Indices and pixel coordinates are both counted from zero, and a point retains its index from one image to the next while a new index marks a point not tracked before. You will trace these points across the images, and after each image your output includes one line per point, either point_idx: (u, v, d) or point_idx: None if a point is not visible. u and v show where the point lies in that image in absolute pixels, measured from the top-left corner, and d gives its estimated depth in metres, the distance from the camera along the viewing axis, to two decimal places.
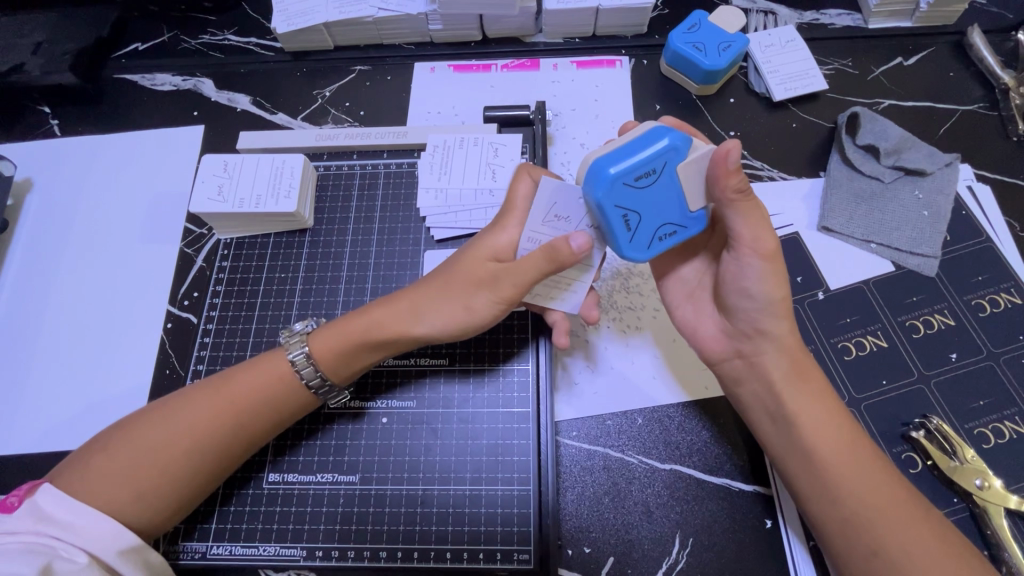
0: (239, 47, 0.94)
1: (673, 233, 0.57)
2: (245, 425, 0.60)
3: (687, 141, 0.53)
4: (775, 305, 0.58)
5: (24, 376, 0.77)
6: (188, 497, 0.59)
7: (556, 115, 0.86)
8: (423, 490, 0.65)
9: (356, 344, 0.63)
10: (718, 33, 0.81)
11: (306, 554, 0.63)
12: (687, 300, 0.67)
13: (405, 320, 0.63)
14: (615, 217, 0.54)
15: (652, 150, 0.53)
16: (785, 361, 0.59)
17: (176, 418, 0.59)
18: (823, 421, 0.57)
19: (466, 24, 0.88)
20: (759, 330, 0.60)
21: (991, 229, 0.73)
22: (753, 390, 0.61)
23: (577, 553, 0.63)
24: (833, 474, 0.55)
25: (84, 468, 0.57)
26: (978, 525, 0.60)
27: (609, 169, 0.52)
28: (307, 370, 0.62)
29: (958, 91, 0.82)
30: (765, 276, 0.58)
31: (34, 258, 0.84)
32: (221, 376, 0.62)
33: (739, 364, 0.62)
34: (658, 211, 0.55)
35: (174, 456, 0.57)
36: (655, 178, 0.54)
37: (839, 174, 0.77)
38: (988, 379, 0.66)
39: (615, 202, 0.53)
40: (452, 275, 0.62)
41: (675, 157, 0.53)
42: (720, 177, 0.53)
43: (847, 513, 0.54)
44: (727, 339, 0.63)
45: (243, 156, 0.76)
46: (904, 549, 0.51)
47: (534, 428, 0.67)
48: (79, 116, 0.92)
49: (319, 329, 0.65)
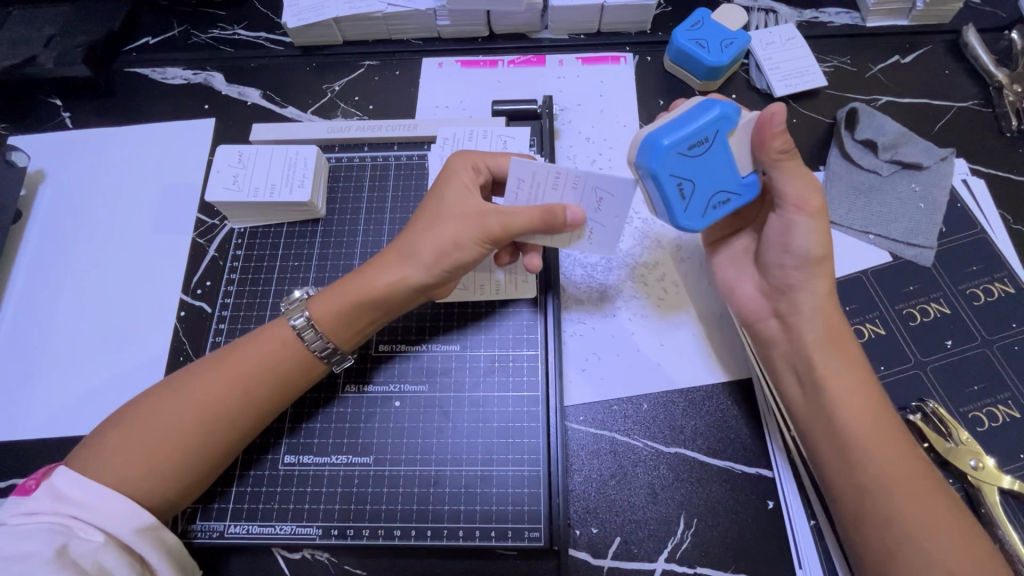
0: (250, 42, 0.96)
1: (728, 199, 0.61)
2: (252, 395, 0.61)
3: (736, 110, 0.57)
4: (814, 261, 0.62)
5: (39, 363, 0.78)
6: (201, 469, 0.60)
7: (562, 110, 0.88)
8: (435, 471, 0.66)
9: (355, 307, 0.63)
10: (720, 30, 0.83)
11: (321, 533, 0.64)
12: (730, 262, 0.72)
13: (392, 262, 0.64)
14: (673, 185, 0.57)
15: (705, 119, 0.56)
16: (820, 324, 0.63)
17: (186, 387, 0.60)
18: (843, 390, 0.59)
19: (473, 20, 0.90)
20: (793, 285, 0.64)
21: (985, 221, 0.75)
22: (783, 350, 0.65)
23: (584, 533, 0.65)
24: (860, 440, 0.57)
25: (100, 446, 0.58)
26: (973, 504, 0.62)
27: (666, 139, 0.56)
28: (310, 337, 0.64)
29: (953, 88, 0.85)
30: (811, 232, 0.62)
31: (47, 248, 0.85)
32: (226, 350, 0.64)
33: (776, 324, 0.66)
34: (711, 178, 0.59)
35: (186, 429, 0.59)
36: (708, 146, 0.57)
37: (837, 168, 0.79)
38: (982, 365, 0.68)
39: (672, 170, 0.57)
40: (437, 212, 0.64)
41: (725, 125, 0.57)
42: (767, 137, 0.58)
43: (863, 481, 0.56)
44: (764, 298, 0.67)
45: (256, 147, 0.77)
46: (913, 515, 0.53)
47: (544, 412, 0.68)
48: (90, 109, 0.93)
49: (317, 295, 0.66)
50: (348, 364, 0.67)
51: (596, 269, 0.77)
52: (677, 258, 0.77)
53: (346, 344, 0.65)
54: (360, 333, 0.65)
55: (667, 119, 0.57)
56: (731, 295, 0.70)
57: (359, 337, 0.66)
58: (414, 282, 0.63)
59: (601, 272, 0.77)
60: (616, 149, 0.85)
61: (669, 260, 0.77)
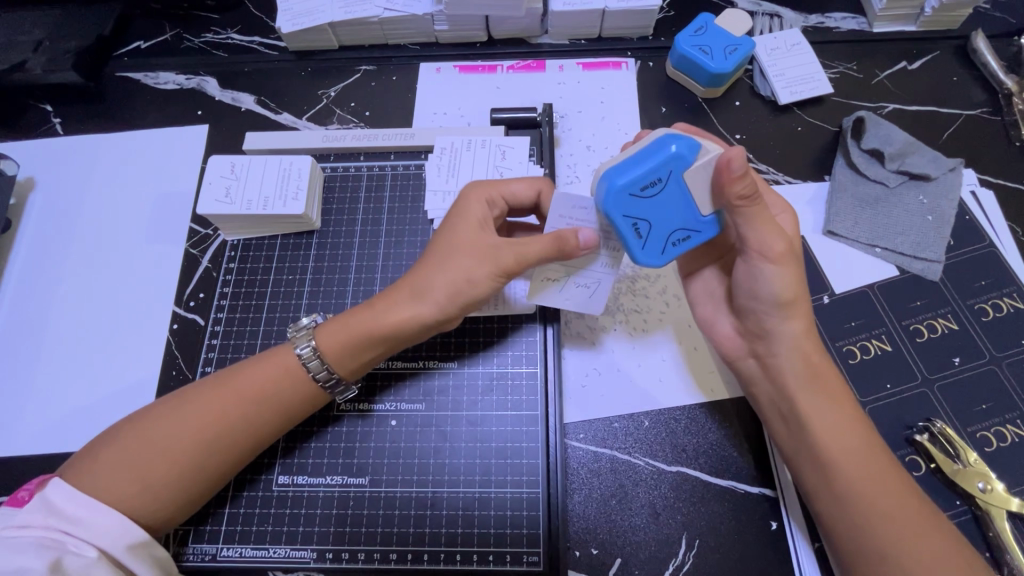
0: (244, 46, 0.94)
1: (687, 237, 0.58)
2: (252, 424, 0.60)
3: (687, 151, 0.54)
4: (784, 306, 0.59)
5: (30, 377, 0.76)
6: (195, 492, 0.58)
7: (562, 117, 0.86)
8: (433, 492, 0.65)
9: (363, 339, 0.62)
10: (725, 37, 0.81)
11: (315, 556, 0.63)
12: (708, 297, 0.69)
13: (401, 296, 0.62)
14: (626, 226, 0.56)
15: (658, 160, 0.54)
16: (799, 367, 0.60)
17: (187, 411, 0.59)
18: (833, 436, 0.57)
19: (472, 25, 0.88)
20: (766, 329, 0.62)
21: (994, 233, 0.74)
22: (766, 391, 0.63)
23: (583, 554, 0.64)
24: (856, 488, 0.55)
25: (93, 461, 0.57)
26: (981, 528, 0.61)
27: (616, 182, 0.54)
28: (315, 365, 0.62)
29: (962, 96, 0.83)
30: (779, 279, 0.59)
31: (38, 259, 0.83)
32: (230, 371, 0.62)
33: (755, 364, 0.64)
34: (668, 217, 0.56)
35: (183, 454, 0.57)
36: (661, 186, 0.55)
37: (843, 178, 0.77)
38: (990, 383, 0.67)
39: (625, 211, 0.55)
40: (451, 247, 0.63)
41: (678, 166, 0.54)
42: (724, 181, 0.53)
43: (855, 529, 0.55)
44: (741, 338, 0.65)
45: (250, 157, 0.76)
46: (914, 563, 0.52)
47: (543, 431, 0.67)
48: (81, 114, 0.92)
49: (326, 324, 0.64)
50: (352, 394, 0.66)
51: None
52: (679, 272, 0.75)
53: (350, 376, 0.64)
54: (367, 365, 0.64)
55: (621, 159, 0.56)
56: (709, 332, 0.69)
57: (365, 368, 0.64)
58: (422, 317, 0.62)
59: None
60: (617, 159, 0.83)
61: (671, 274, 0.75)
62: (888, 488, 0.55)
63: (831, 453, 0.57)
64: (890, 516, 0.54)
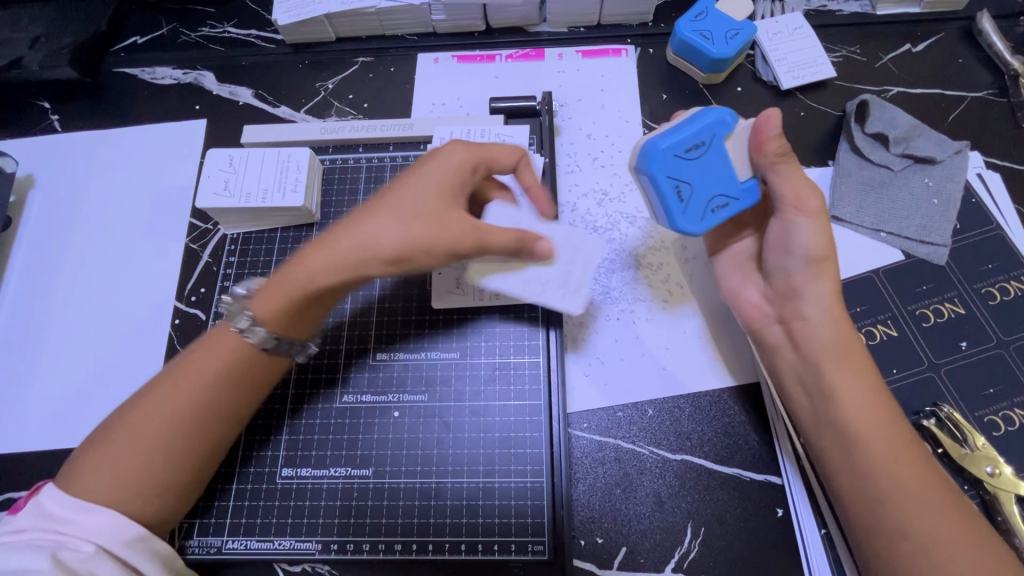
0: (240, 39, 0.93)
1: (726, 203, 0.60)
2: (218, 404, 0.59)
3: (730, 115, 0.59)
4: (816, 262, 0.61)
5: (33, 374, 0.76)
6: (175, 482, 0.58)
7: (562, 106, 0.85)
8: (436, 483, 0.65)
9: (299, 296, 0.59)
10: (726, 21, 0.80)
11: (320, 548, 0.63)
12: (734, 268, 0.70)
13: (337, 246, 0.58)
14: (669, 188, 0.58)
15: (701, 125, 0.58)
16: (829, 334, 0.60)
17: (148, 405, 0.58)
18: (856, 402, 0.57)
19: (470, 14, 0.87)
20: (797, 290, 0.62)
21: (1001, 216, 0.73)
22: (791, 359, 0.63)
23: (588, 543, 0.63)
24: (876, 457, 0.55)
25: (73, 472, 0.56)
26: (990, 512, 0.60)
27: (661, 144, 0.57)
28: (250, 330, 0.59)
29: (967, 78, 0.82)
30: (813, 233, 0.61)
31: (37, 256, 0.83)
32: (181, 359, 0.61)
33: (781, 330, 0.64)
34: (710, 182, 0.59)
35: (152, 445, 0.56)
36: (705, 149, 0.58)
37: (847, 163, 0.76)
38: (998, 367, 0.66)
39: (668, 173, 0.58)
40: (399, 202, 0.59)
41: (722, 130, 0.59)
42: (762, 140, 0.58)
43: (875, 494, 0.54)
44: (770, 305, 0.65)
45: (248, 150, 0.75)
46: (933, 535, 0.52)
47: (546, 421, 0.67)
48: (78, 111, 0.91)
49: (266, 284, 0.60)
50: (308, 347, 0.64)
51: (599, 271, 0.75)
52: (682, 258, 0.75)
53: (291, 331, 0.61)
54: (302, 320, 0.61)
55: (661, 129, 0.60)
56: (734, 301, 0.68)
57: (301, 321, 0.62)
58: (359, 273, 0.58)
59: (605, 276, 0.75)
60: (618, 147, 0.82)
61: (674, 261, 0.75)
62: (915, 447, 0.56)
63: (854, 420, 0.57)
64: (920, 479, 0.54)
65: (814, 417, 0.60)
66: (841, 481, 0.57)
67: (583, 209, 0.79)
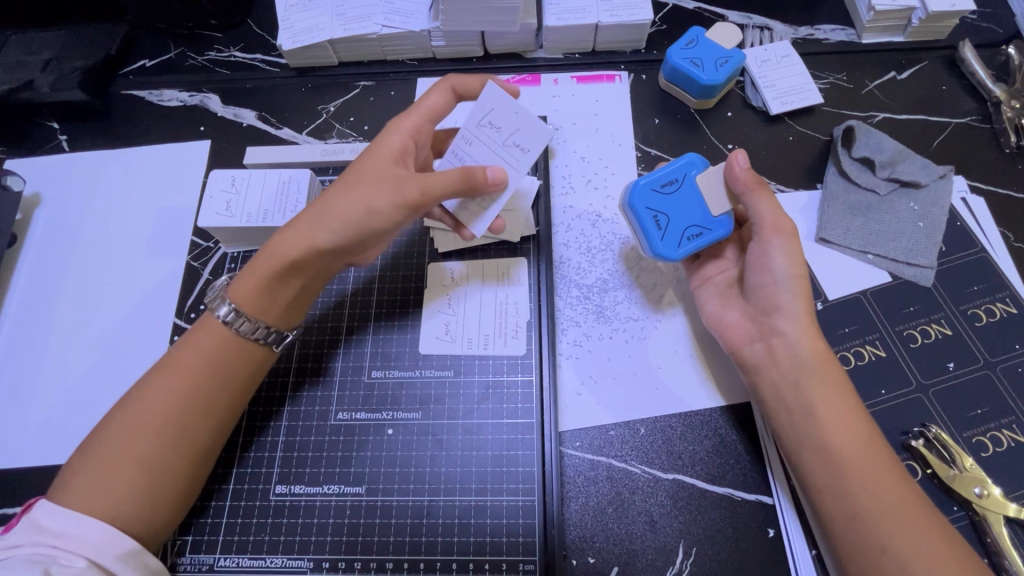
0: (246, 63, 0.96)
1: (700, 233, 0.67)
2: (199, 400, 0.61)
3: (700, 159, 0.69)
4: (794, 281, 0.63)
5: (33, 390, 0.77)
6: (164, 478, 0.58)
7: (557, 129, 0.87)
8: (429, 501, 0.65)
9: (267, 276, 0.64)
10: (716, 49, 0.82)
11: (313, 566, 0.63)
12: (716, 291, 0.71)
13: (298, 225, 0.64)
14: (647, 218, 0.68)
15: (672, 165, 0.68)
16: (805, 349, 0.62)
17: (137, 404, 0.60)
18: (834, 416, 0.59)
19: (468, 41, 0.90)
20: (777, 307, 0.64)
21: (986, 239, 0.74)
22: (770, 376, 0.63)
23: (581, 563, 0.63)
24: (852, 471, 0.56)
25: (66, 479, 0.57)
26: (978, 534, 0.61)
27: (639, 181, 0.69)
28: (240, 323, 0.64)
29: (951, 105, 0.84)
30: (788, 253, 0.64)
31: (41, 272, 0.85)
32: (165, 359, 0.63)
33: (760, 347, 0.65)
34: (683, 213, 0.68)
35: (142, 440, 0.58)
36: (678, 186, 0.68)
37: (835, 186, 0.78)
38: (985, 388, 0.67)
39: (645, 205, 0.68)
40: (349, 183, 0.65)
41: (692, 169, 0.68)
42: (734, 174, 0.65)
43: (856, 510, 0.55)
44: (750, 323, 0.66)
45: (250, 171, 0.78)
46: (910, 548, 0.52)
47: (538, 440, 0.68)
48: (86, 131, 0.93)
49: (234, 280, 0.66)
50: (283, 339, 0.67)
51: (592, 290, 0.76)
52: (675, 279, 0.76)
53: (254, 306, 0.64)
54: (268, 295, 0.64)
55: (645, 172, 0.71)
56: (715, 326, 0.69)
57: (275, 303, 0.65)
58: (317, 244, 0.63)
59: (598, 295, 0.76)
60: (611, 169, 0.84)
61: (667, 281, 0.76)
62: (889, 463, 0.57)
63: (831, 435, 0.58)
64: (895, 492, 0.55)
65: (794, 434, 0.60)
66: (823, 495, 0.57)
67: (577, 229, 0.80)
